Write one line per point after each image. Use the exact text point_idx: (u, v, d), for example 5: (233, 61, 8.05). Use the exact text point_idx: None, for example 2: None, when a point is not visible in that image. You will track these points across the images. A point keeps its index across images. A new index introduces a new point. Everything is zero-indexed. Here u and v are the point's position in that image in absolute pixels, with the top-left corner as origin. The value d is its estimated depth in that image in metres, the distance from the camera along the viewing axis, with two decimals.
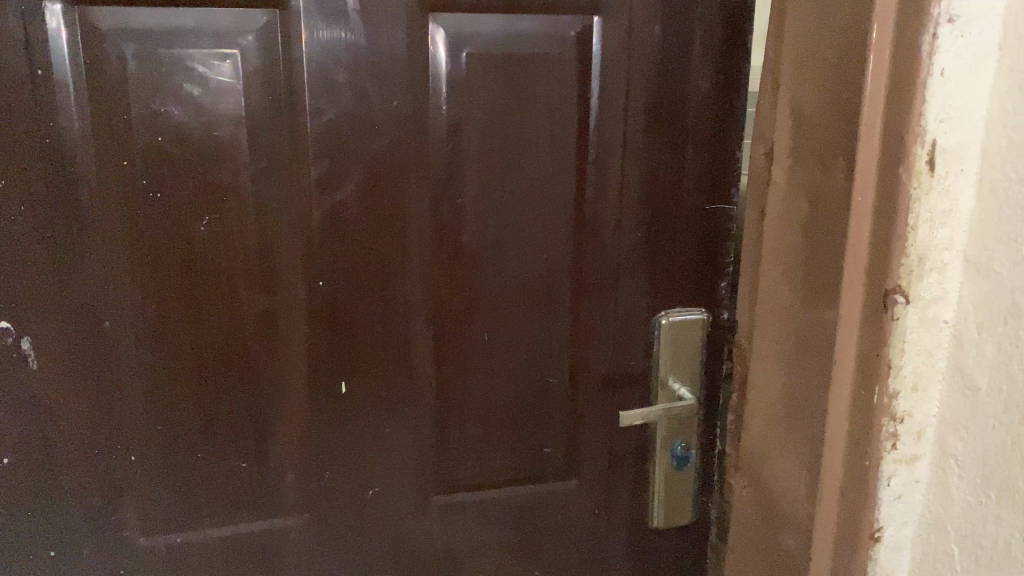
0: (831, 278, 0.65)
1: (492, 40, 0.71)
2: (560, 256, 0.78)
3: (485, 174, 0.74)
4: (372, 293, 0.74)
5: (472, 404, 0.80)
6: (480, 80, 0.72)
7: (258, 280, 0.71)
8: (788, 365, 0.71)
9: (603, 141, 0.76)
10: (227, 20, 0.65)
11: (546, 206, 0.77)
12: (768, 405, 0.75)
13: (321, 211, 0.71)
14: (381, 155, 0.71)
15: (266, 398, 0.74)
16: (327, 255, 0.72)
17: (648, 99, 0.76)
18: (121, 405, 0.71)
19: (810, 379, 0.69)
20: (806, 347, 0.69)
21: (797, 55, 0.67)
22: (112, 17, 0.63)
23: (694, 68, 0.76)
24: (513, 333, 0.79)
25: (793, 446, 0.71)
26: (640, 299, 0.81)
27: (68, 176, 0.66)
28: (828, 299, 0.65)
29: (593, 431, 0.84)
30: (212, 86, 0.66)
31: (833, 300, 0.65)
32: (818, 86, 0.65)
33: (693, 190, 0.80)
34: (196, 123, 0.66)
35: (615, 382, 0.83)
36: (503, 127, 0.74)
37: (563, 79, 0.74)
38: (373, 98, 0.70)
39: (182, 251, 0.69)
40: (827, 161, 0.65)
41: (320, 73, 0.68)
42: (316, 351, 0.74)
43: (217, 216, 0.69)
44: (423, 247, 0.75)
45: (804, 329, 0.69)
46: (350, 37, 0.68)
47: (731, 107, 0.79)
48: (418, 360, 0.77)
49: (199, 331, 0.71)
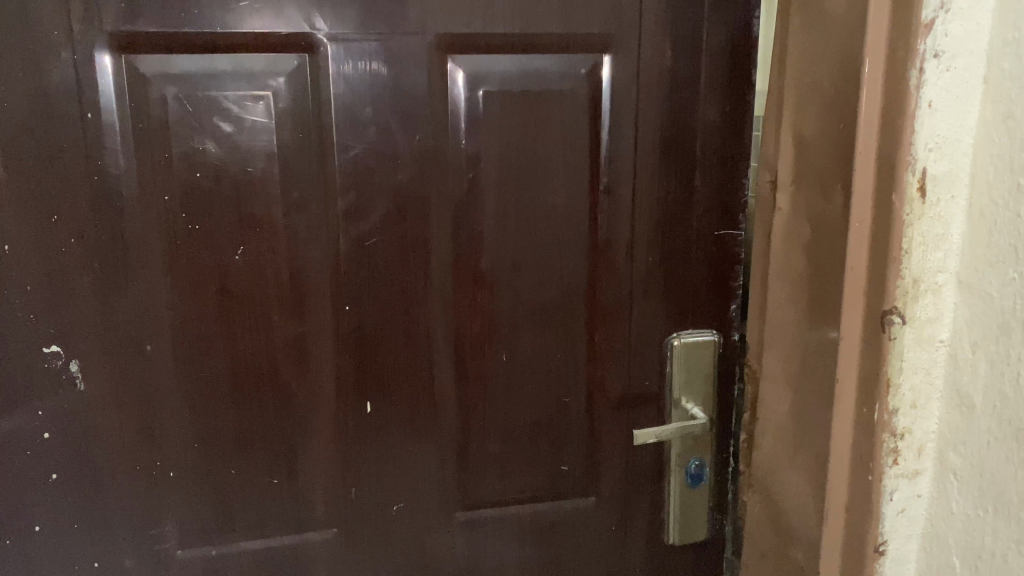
0: (833, 299, 0.68)
1: (508, 78, 0.76)
2: (575, 280, 0.82)
3: (504, 204, 0.78)
4: (396, 317, 0.78)
5: (492, 423, 0.83)
6: (497, 115, 0.76)
7: (290, 306, 0.76)
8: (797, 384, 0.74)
9: (615, 171, 0.80)
10: (260, 63, 0.70)
11: (561, 233, 0.80)
12: (779, 422, 0.78)
13: (347, 240, 0.75)
14: (403, 187, 0.75)
15: (298, 418, 0.79)
16: (354, 282, 0.76)
17: (657, 130, 0.80)
18: (162, 424, 0.76)
19: (817, 397, 0.71)
20: (813, 366, 0.72)
21: (798, 88, 0.71)
22: (156, 63, 0.69)
23: (701, 101, 0.80)
24: (532, 356, 0.83)
25: (804, 462, 0.74)
26: (653, 322, 0.85)
27: (115, 209, 0.71)
28: (831, 321, 0.68)
29: (609, 449, 0.87)
30: (247, 125, 0.71)
31: (836, 321, 0.68)
32: (818, 117, 0.69)
33: (702, 216, 0.83)
34: (232, 159, 0.71)
35: (630, 401, 0.86)
36: (520, 159, 0.78)
37: (575, 113, 0.78)
38: (396, 134, 0.74)
39: (219, 278, 0.74)
40: (828, 189, 0.68)
41: (347, 111, 0.73)
42: (344, 373, 0.78)
43: (251, 245, 0.74)
44: (444, 274, 0.79)
45: (810, 349, 0.72)
46: (375, 78, 0.73)
47: (738, 137, 0.82)
48: (441, 381, 0.81)
49: (236, 354, 0.76)
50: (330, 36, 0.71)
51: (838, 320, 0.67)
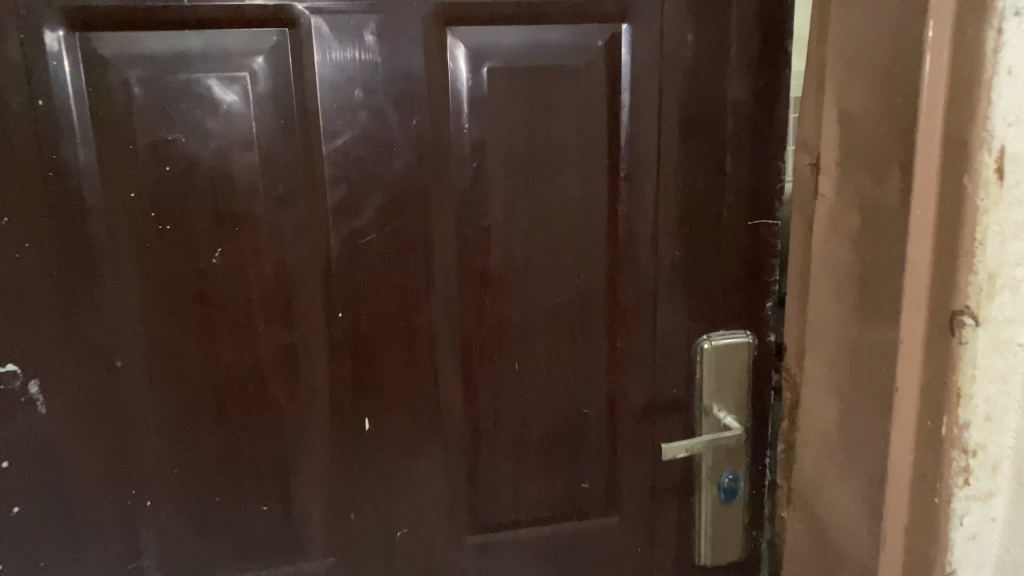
0: (890, 294, 0.61)
1: (515, 53, 0.67)
2: (594, 278, 0.73)
3: (512, 194, 0.70)
4: (396, 324, 0.70)
5: (505, 438, 0.75)
6: (504, 95, 0.68)
7: (277, 314, 0.68)
8: (845, 389, 0.68)
9: (637, 157, 0.72)
10: (236, 41, 0.62)
11: (578, 226, 0.72)
12: (823, 430, 0.71)
13: (338, 238, 0.67)
14: (401, 178, 0.67)
15: (290, 437, 0.71)
16: (347, 286, 0.68)
17: (683, 109, 0.71)
18: (137, 448, 0.68)
19: (869, 404, 0.65)
20: (863, 367, 0.65)
21: (846, 59, 0.64)
22: (118, 42, 0.61)
23: (730, 75, 0.72)
24: (548, 363, 0.74)
25: (857, 475, 0.67)
26: (681, 323, 0.76)
27: (75, 209, 0.63)
28: (889, 319, 0.61)
29: (633, 464, 0.79)
30: (223, 111, 0.63)
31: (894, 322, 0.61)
32: (870, 91, 0.62)
33: (734, 206, 0.74)
34: (207, 151, 0.63)
35: (656, 410, 0.78)
36: (530, 144, 0.69)
37: (592, 91, 0.69)
38: (392, 118, 0.66)
39: (196, 284, 0.66)
40: (880, 172, 0.62)
41: (334, 93, 0.64)
42: (339, 386, 0.70)
43: (231, 246, 0.66)
44: (448, 274, 0.70)
45: (861, 346, 0.65)
46: (366, 56, 0.64)
47: (772, 116, 0.74)
48: (446, 394, 0.73)
49: (217, 368, 0.68)
50: (313, 9, 0.63)
51: (898, 319, 0.60)
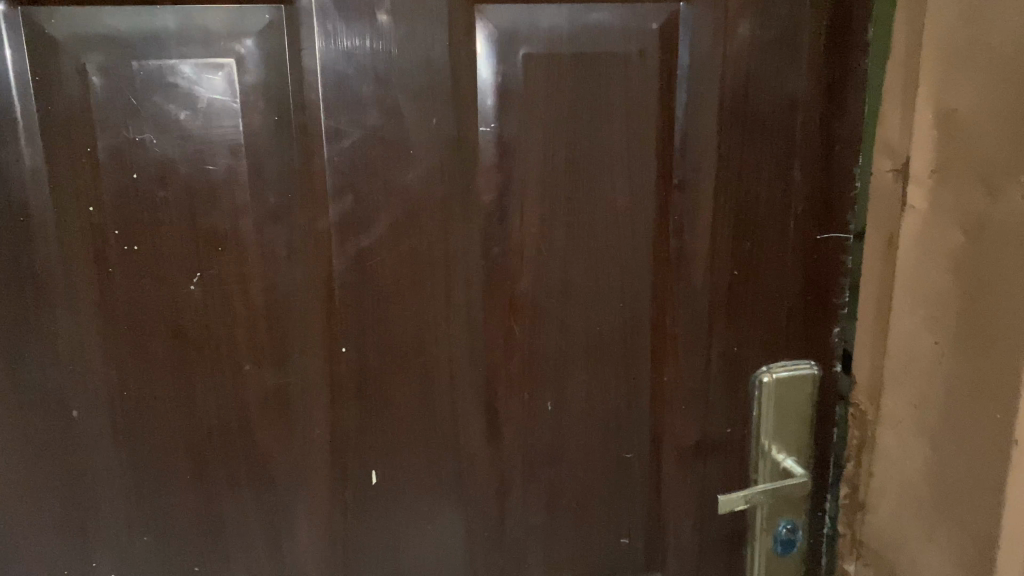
0: (1005, 325, 0.53)
1: (558, 37, 0.56)
2: (640, 303, 0.63)
3: (548, 206, 0.59)
4: (409, 360, 0.59)
5: (534, 490, 0.65)
6: (541, 88, 0.56)
7: (267, 351, 0.57)
8: (936, 431, 0.60)
9: (692, 162, 0.61)
10: (219, 20, 0.51)
11: (623, 243, 0.61)
12: (905, 476, 0.63)
13: (343, 260, 0.56)
14: (418, 188, 0.56)
15: (282, 495, 0.60)
16: (354, 316, 0.57)
17: (748, 105, 0.61)
18: (98, 511, 0.57)
19: (973, 450, 0.57)
20: (965, 408, 0.57)
21: (948, 54, 0.56)
22: (71, 20, 0.49)
23: (803, 65, 0.61)
24: (585, 403, 0.64)
25: (954, 529, 0.59)
26: (738, 354, 0.66)
27: (20, 227, 0.52)
28: (1004, 355, 0.54)
29: (679, 514, 0.68)
30: (203, 106, 0.51)
31: (1015, 356, 0.53)
32: (982, 91, 0.54)
33: (801, 218, 0.64)
34: (183, 155, 0.52)
35: (706, 452, 0.68)
36: (570, 147, 0.58)
37: (643, 83, 0.58)
38: (407, 115, 0.55)
39: (169, 317, 0.54)
40: (996, 185, 0.53)
41: (340, 85, 0.53)
42: (341, 434, 0.59)
43: (211, 271, 0.54)
44: (472, 301, 0.59)
45: (960, 384, 0.57)
46: (379, 42, 0.53)
47: (847, 112, 0.63)
48: (468, 441, 0.62)
49: (194, 418, 0.56)
50: None
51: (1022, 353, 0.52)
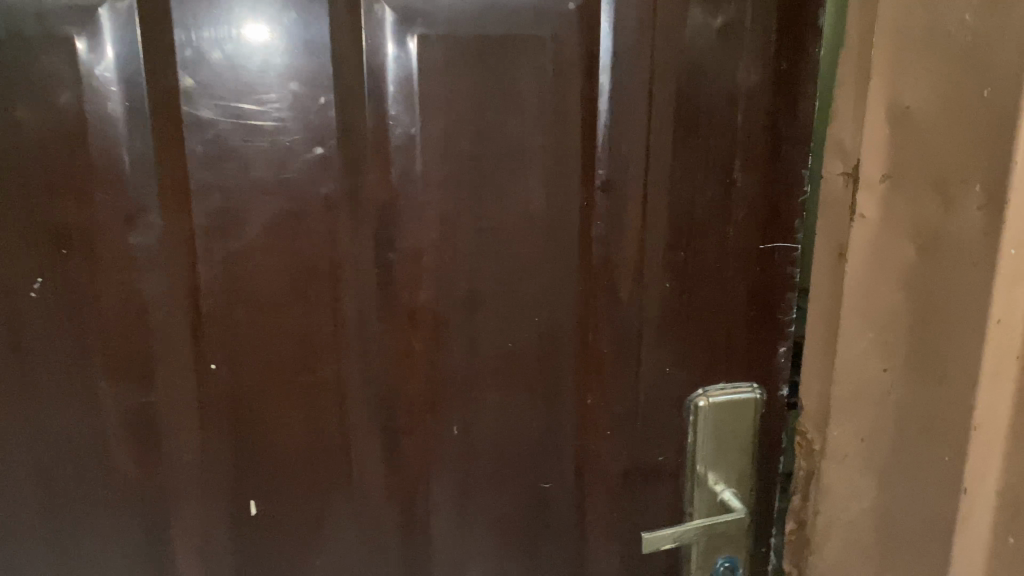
0: (954, 354, 0.47)
1: (458, 17, 0.49)
2: (559, 318, 0.56)
3: (451, 208, 0.52)
4: (292, 378, 0.52)
5: (440, 523, 0.58)
6: (440, 74, 0.50)
7: (127, 367, 0.50)
8: (881, 465, 0.54)
9: (618, 160, 0.54)
10: None
11: (538, 251, 0.54)
12: (849, 513, 0.57)
13: (211, 266, 0.49)
14: (297, 185, 0.49)
15: (148, 527, 0.53)
16: (226, 330, 0.51)
17: (681, 99, 0.54)
18: None
19: (918, 490, 0.51)
20: (914, 442, 0.51)
21: (900, 43, 0.49)
22: None
23: (745, 54, 0.54)
24: (496, 428, 0.57)
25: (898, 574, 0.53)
26: (670, 376, 0.59)
27: None
28: (954, 387, 0.48)
29: (604, 549, 0.62)
30: (40, 89, 0.45)
31: (965, 391, 0.47)
32: (936, 88, 0.47)
33: (741, 226, 0.57)
34: (20, 145, 0.46)
35: (635, 481, 0.61)
36: (475, 143, 0.51)
37: (559, 72, 0.52)
38: (283, 103, 0.48)
39: (11, 327, 0.48)
40: (949, 194, 0.47)
41: (203, 68, 0.46)
42: (215, 459, 0.53)
43: (58, 276, 0.48)
44: (365, 314, 0.53)
45: (909, 417, 0.51)
46: (248, 18, 0.46)
47: (795, 110, 0.56)
48: (363, 468, 0.56)
49: (44, 440, 0.50)
50: None
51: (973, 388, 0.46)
